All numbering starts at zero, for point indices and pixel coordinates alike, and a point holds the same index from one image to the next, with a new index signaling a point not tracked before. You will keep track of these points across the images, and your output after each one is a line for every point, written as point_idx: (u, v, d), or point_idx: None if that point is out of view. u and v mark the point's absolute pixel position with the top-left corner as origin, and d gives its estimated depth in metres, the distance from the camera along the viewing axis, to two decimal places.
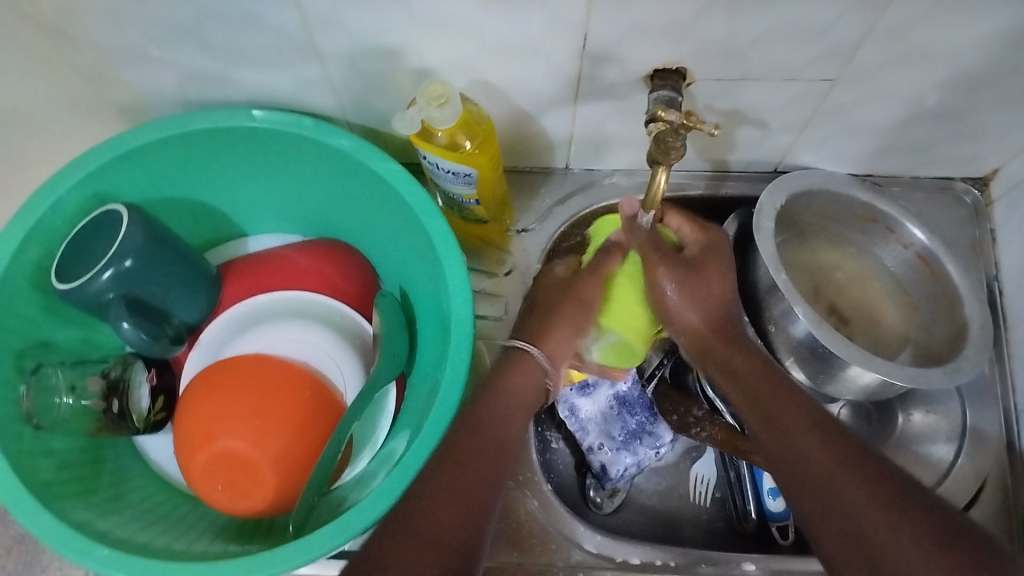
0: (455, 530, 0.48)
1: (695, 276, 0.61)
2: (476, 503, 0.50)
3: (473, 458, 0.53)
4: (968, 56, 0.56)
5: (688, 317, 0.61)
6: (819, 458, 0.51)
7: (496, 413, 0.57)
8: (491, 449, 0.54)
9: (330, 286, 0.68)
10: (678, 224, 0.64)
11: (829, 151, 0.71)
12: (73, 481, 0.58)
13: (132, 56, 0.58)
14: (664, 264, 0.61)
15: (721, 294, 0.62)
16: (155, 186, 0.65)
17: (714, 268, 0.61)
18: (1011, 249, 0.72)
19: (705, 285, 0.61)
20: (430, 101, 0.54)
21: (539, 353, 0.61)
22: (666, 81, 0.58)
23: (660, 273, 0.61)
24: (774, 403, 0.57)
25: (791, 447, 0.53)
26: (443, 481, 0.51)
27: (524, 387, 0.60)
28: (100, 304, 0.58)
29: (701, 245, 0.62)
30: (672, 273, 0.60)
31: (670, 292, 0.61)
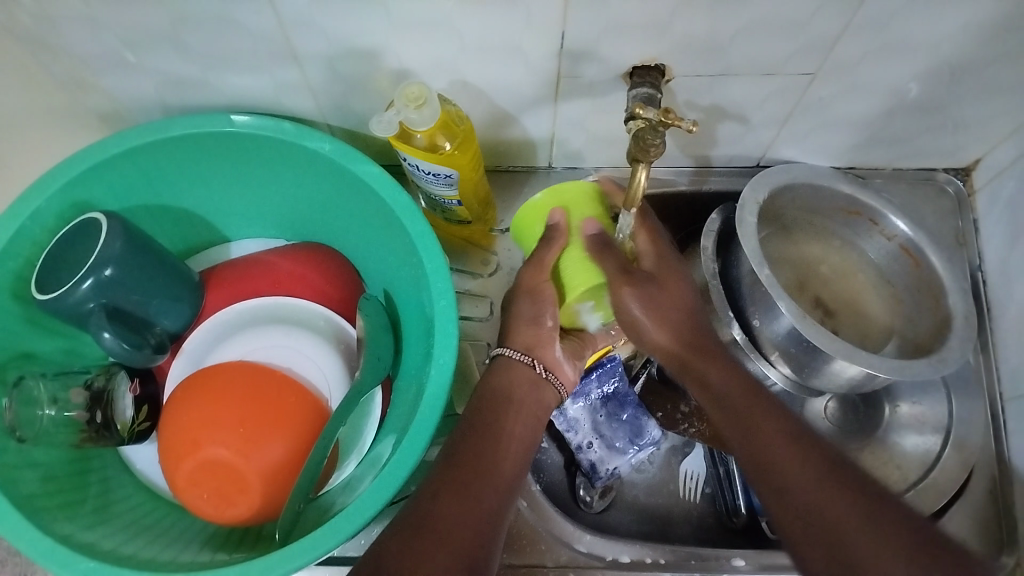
0: (467, 534, 0.50)
1: (659, 293, 0.58)
2: (482, 507, 0.52)
3: (477, 461, 0.55)
4: (949, 47, 0.56)
5: (656, 335, 0.58)
6: (807, 486, 0.50)
7: (494, 417, 0.58)
8: (494, 450, 0.56)
9: (315, 291, 0.68)
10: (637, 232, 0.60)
11: (811, 145, 0.71)
12: (58, 494, 0.58)
13: (110, 63, 0.57)
14: (631, 286, 0.56)
15: (682, 307, 0.59)
16: (135, 194, 0.64)
17: (670, 282, 0.60)
18: (994, 238, 0.72)
19: (666, 301, 0.58)
20: (409, 102, 0.54)
21: (522, 355, 0.60)
22: (644, 78, 0.57)
23: (625, 293, 0.56)
24: (752, 420, 0.55)
25: (776, 473, 0.52)
26: (449, 488, 0.52)
27: (517, 392, 0.60)
28: (81, 314, 0.58)
29: (655, 260, 0.60)
30: (639, 292, 0.56)
31: (636, 312, 0.57)
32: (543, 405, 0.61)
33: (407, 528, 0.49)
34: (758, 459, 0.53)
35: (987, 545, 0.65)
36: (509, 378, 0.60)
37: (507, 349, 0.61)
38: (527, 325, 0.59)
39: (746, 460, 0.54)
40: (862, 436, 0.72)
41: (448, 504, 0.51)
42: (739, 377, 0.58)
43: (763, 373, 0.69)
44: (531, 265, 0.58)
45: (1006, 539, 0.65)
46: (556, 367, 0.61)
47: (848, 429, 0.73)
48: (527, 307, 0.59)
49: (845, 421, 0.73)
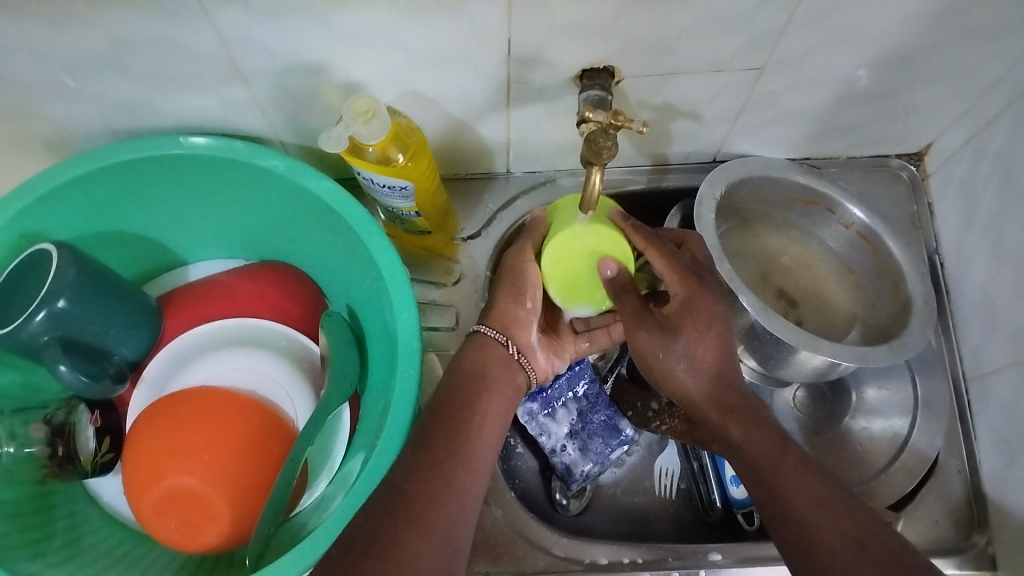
0: (443, 516, 0.49)
1: (675, 342, 0.56)
2: (457, 486, 0.51)
3: (451, 437, 0.54)
4: (892, 34, 0.57)
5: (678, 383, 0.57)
6: (798, 501, 0.51)
7: (466, 394, 0.57)
8: (467, 425, 0.55)
9: (274, 309, 0.67)
10: (661, 267, 0.57)
11: (765, 138, 0.71)
12: (22, 531, 0.56)
13: (52, 90, 0.56)
14: (645, 330, 0.55)
15: (712, 352, 0.56)
16: (85, 222, 0.63)
17: (693, 328, 0.55)
18: (948, 221, 0.73)
19: (691, 349, 0.56)
20: (357, 116, 0.53)
21: (496, 333, 0.61)
22: (594, 80, 0.58)
23: (640, 338, 0.56)
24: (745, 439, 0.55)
25: (779, 505, 0.51)
26: (421, 467, 0.51)
27: (491, 369, 0.60)
28: (35, 348, 0.57)
29: (681, 304, 0.56)
30: (653, 337, 0.55)
31: (654, 358, 0.56)
32: (515, 385, 0.61)
33: (381, 509, 0.48)
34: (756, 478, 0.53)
35: (958, 525, 0.66)
36: (480, 356, 0.60)
37: (483, 325, 0.61)
38: (510, 293, 0.60)
39: (751, 484, 0.54)
40: (832, 425, 0.73)
41: (423, 484, 0.50)
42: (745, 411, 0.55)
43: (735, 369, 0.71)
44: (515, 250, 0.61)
45: (977, 518, 0.66)
46: (529, 350, 0.62)
47: (817, 419, 0.74)
48: (509, 285, 0.60)
49: (814, 409, 0.74)
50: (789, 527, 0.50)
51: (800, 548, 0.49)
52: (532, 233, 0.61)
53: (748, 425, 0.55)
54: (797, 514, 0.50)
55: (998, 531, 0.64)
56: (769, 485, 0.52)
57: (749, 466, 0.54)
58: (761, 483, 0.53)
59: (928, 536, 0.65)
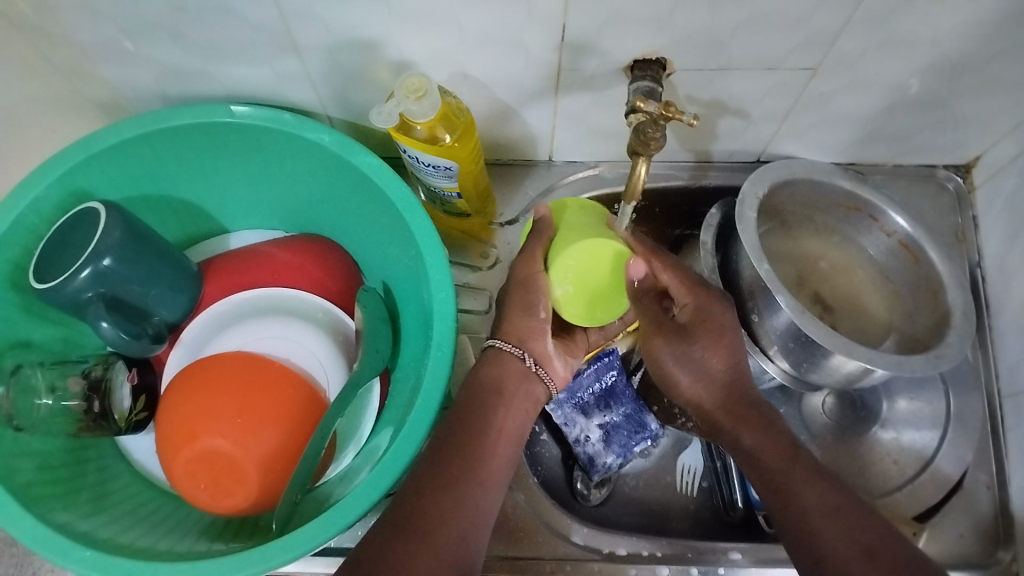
0: (451, 531, 0.50)
1: (688, 348, 0.56)
2: (469, 505, 0.52)
3: (467, 454, 0.54)
4: (949, 42, 0.56)
5: (693, 390, 0.58)
6: (807, 505, 0.52)
7: (482, 413, 0.56)
8: (483, 443, 0.55)
9: (313, 282, 0.68)
10: (669, 281, 0.57)
11: (812, 141, 0.70)
12: (56, 483, 0.58)
13: (110, 52, 0.57)
14: (658, 339, 0.57)
15: (725, 359, 0.57)
16: (132, 184, 0.64)
17: (707, 336, 0.56)
18: (993, 235, 0.72)
19: (705, 357, 0.56)
20: (409, 94, 0.54)
21: (512, 347, 0.58)
22: (645, 71, 0.57)
23: (656, 344, 0.57)
24: (761, 453, 0.55)
25: (795, 507, 0.52)
26: (435, 486, 0.52)
27: (507, 386, 0.58)
28: (78, 304, 0.58)
29: (692, 312, 0.56)
30: (666, 344, 0.57)
31: (670, 367, 0.58)
32: (533, 398, 0.60)
33: (393, 526, 0.50)
34: (770, 487, 0.54)
35: (983, 541, 0.65)
36: (497, 371, 0.58)
37: (498, 340, 0.59)
38: (522, 310, 0.57)
39: (764, 493, 0.54)
40: (860, 433, 0.72)
41: (435, 502, 0.51)
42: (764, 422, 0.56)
43: (761, 368, 0.70)
44: (523, 260, 0.57)
45: (1003, 535, 0.66)
46: (546, 361, 0.59)
47: (844, 427, 0.73)
48: (522, 298, 0.57)
49: (842, 415, 0.73)
50: (800, 530, 0.51)
51: (811, 555, 0.50)
52: (541, 234, 0.58)
53: (760, 433, 0.56)
54: (809, 519, 0.51)
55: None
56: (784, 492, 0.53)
57: (761, 469, 0.55)
58: (774, 489, 0.54)
59: (952, 550, 0.65)
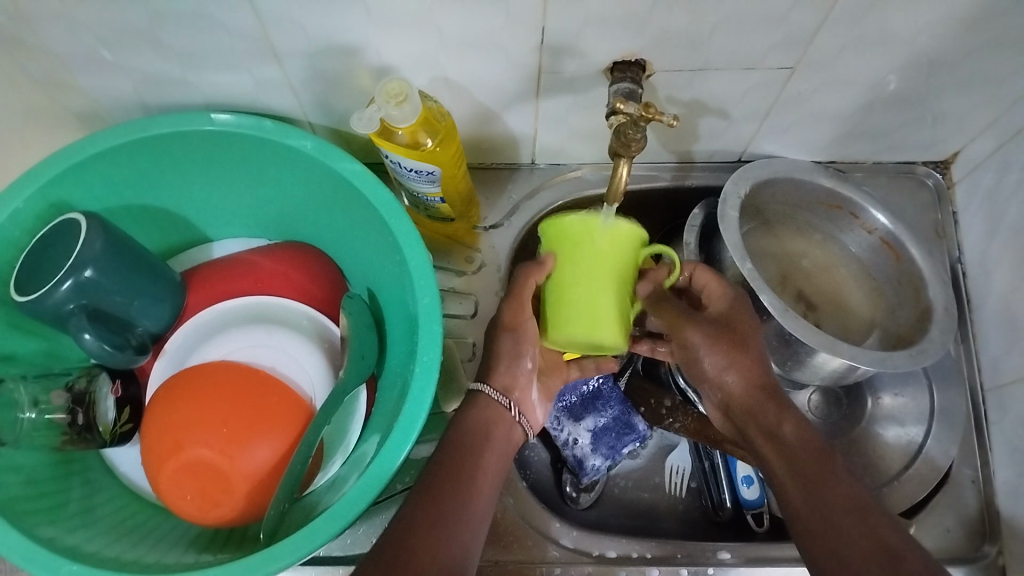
0: (444, 547, 0.50)
1: (731, 335, 0.56)
2: (456, 536, 0.51)
3: (459, 471, 0.55)
4: (925, 39, 0.57)
5: (731, 381, 0.56)
6: (837, 508, 0.51)
7: (471, 448, 0.56)
8: (469, 479, 0.54)
9: (297, 290, 0.68)
10: (707, 281, 0.59)
11: (792, 139, 0.71)
12: (41, 497, 0.57)
13: (89, 61, 0.57)
14: (694, 325, 0.56)
15: (759, 350, 0.57)
16: (113, 195, 0.64)
17: (746, 324, 0.57)
18: (973, 231, 0.73)
19: (750, 342, 0.56)
20: (389, 99, 0.54)
21: (500, 396, 0.59)
22: (625, 73, 0.58)
23: (692, 334, 0.56)
24: (795, 449, 0.54)
25: (821, 508, 0.52)
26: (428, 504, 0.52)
27: (492, 428, 0.58)
28: (60, 316, 0.57)
29: (728, 302, 0.58)
30: (705, 333, 0.56)
31: (709, 355, 0.56)
32: (512, 443, 0.60)
33: (399, 544, 0.49)
34: (800, 480, 0.53)
35: (969, 535, 0.66)
36: (481, 416, 0.58)
37: (484, 386, 0.59)
38: (506, 366, 0.59)
39: (792, 486, 0.53)
40: (846, 430, 0.72)
41: (431, 520, 0.51)
42: (799, 419, 0.56)
43: None
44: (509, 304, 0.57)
45: (988, 528, 0.66)
46: (528, 409, 0.61)
47: (830, 423, 0.73)
48: (508, 347, 0.58)
49: (827, 413, 0.73)
50: (826, 531, 0.51)
51: (834, 558, 0.49)
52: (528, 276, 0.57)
53: (800, 429, 0.55)
54: (838, 523, 0.50)
55: (1009, 542, 0.65)
56: (813, 491, 0.52)
57: (793, 463, 0.54)
58: (807, 483, 0.53)
59: (938, 544, 0.66)
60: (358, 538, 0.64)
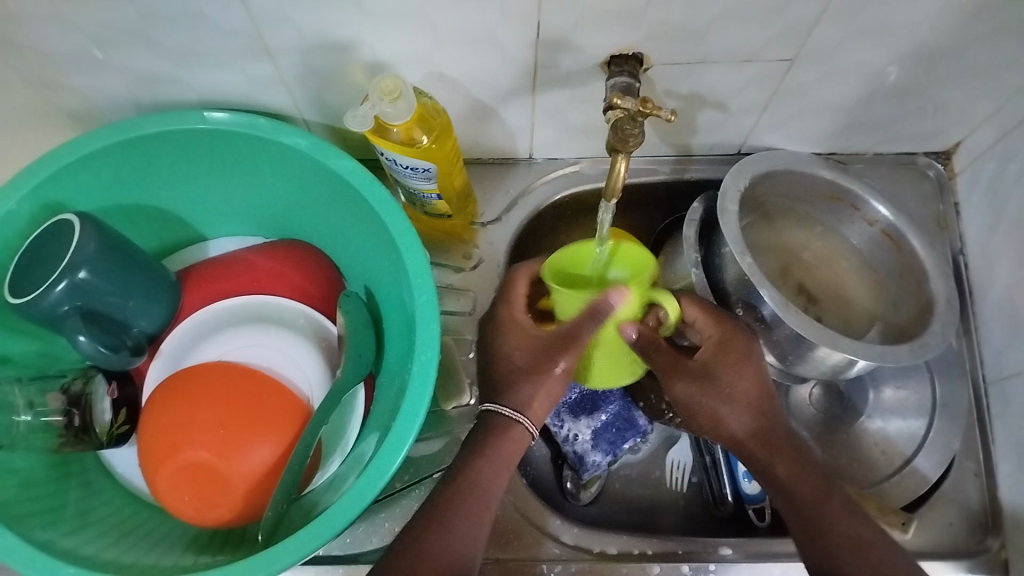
0: (444, 564, 0.51)
1: (715, 383, 0.56)
2: (456, 551, 0.52)
3: (463, 479, 0.54)
4: (924, 31, 0.56)
5: (729, 422, 0.56)
6: (844, 538, 0.53)
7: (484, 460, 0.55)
8: (478, 496, 0.54)
9: (294, 289, 0.68)
10: (696, 315, 0.58)
11: (792, 132, 0.70)
12: (38, 499, 0.57)
13: (80, 60, 0.56)
14: (676, 380, 0.56)
15: (749, 388, 0.57)
16: (107, 196, 0.63)
17: (732, 367, 0.56)
18: (974, 222, 0.72)
19: (733, 385, 0.56)
20: (383, 96, 0.53)
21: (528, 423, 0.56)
22: (623, 67, 0.57)
23: (679, 388, 0.56)
24: (793, 483, 0.55)
25: (827, 542, 0.53)
26: (425, 527, 0.52)
27: (507, 450, 0.56)
28: (55, 318, 0.57)
29: (714, 346, 0.57)
30: (689, 384, 0.56)
31: (694, 403, 0.57)
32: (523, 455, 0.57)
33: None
34: (801, 517, 0.54)
35: (972, 529, 0.66)
36: (495, 437, 0.56)
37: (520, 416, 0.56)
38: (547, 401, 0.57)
39: (795, 525, 0.54)
40: (849, 424, 0.72)
41: (427, 540, 0.51)
42: (794, 456, 0.56)
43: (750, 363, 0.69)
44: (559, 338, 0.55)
45: (991, 522, 0.66)
46: None
47: (833, 417, 0.73)
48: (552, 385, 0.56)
49: (829, 407, 0.73)
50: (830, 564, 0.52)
51: None
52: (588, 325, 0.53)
53: (794, 468, 0.56)
54: (841, 556, 0.52)
55: (1012, 535, 0.64)
56: (815, 526, 0.53)
57: (793, 504, 0.55)
58: (806, 524, 0.54)
59: (939, 538, 0.65)
60: (357, 537, 0.63)
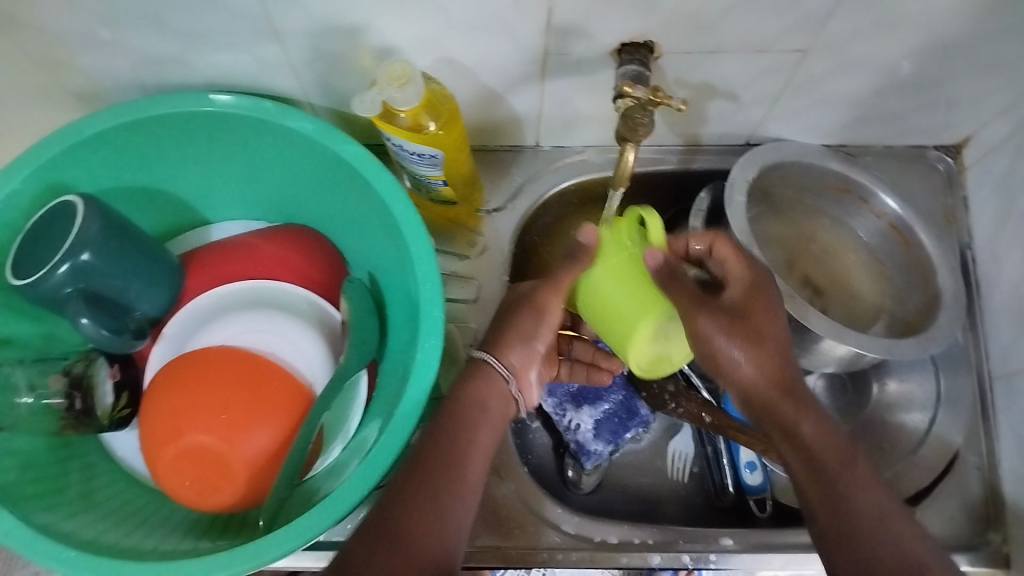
0: (440, 510, 0.50)
1: (743, 325, 0.52)
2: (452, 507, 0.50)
3: (445, 427, 0.54)
4: (941, 24, 0.56)
5: (749, 370, 0.53)
6: (864, 505, 0.51)
7: (467, 416, 0.55)
8: (465, 447, 0.53)
9: (298, 274, 0.67)
10: (726, 256, 0.56)
11: (801, 123, 0.70)
12: (39, 481, 0.57)
13: (85, 40, 0.55)
14: (706, 316, 0.51)
15: (775, 337, 0.53)
16: (111, 177, 0.63)
17: (761, 312, 0.53)
18: (984, 217, 0.71)
19: (760, 330, 0.52)
20: (392, 81, 0.53)
21: (505, 370, 0.58)
22: (634, 54, 0.56)
23: (704, 326, 0.51)
24: (814, 442, 0.53)
25: (843, 505, 0.51)
26: (424, 485, 0.50)
27: (488, 400, 0.57)
28: (57, 300, 0.57)
29: (744, 285, 0.54)
30: (716, 322, 0.51)
31: (723, 346, 0.51)
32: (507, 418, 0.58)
33: (392, 519, 0.48)
34: (816, 476, 0.52)
35: (974, 523, 0.66)
36: (480, 382, 0.57)
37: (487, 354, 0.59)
38: (520, 341, 0.59)
39: (810, 485, 0.52)
40: (853, 416, 0.72)
41: (430, 500, 0.49)
42: (821, 414, 0.53)
43: None
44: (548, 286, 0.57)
45: (993, 516, 0.66)
46: (527, 389, 0.60)
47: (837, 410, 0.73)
48: (526, 325, 0.58)
49: (834, 399, 0.73)
50: (844, 530, 0.50)
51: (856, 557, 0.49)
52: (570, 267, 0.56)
53: (822, 426, 0.53)
54: (856, 521, 0.50)
55: (1014, 530, 0.64)
56: (833, 488, 0.51)
57: (812, 464, 0.52)
58: (826, 481, 0.52)
59: (941, 531, 0.65)
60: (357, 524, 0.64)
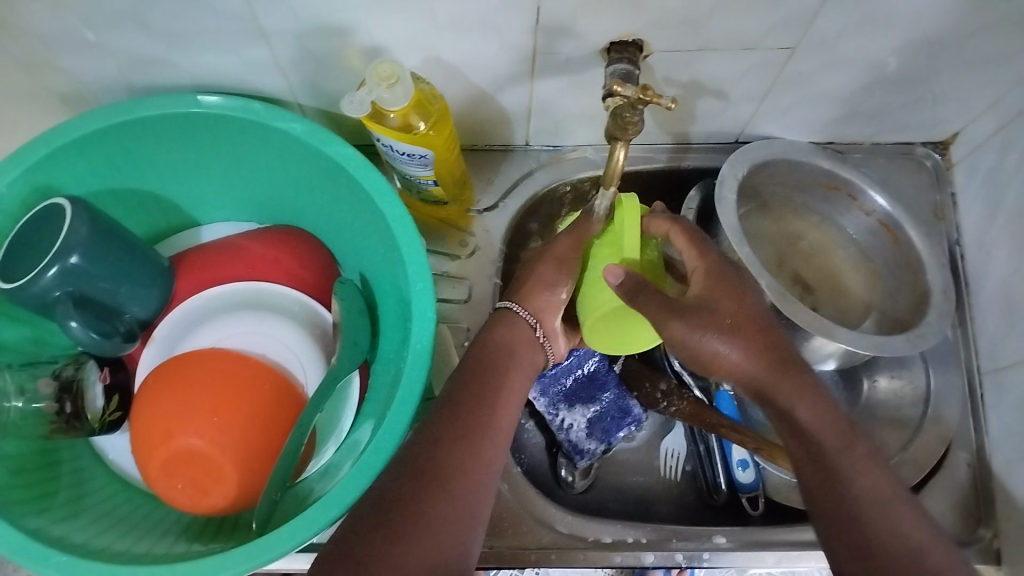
0: (471, 463, 0.51)
1: (711, 317, 0.52)
2: (482, 458, 0.52)
3: (472, 377, 0.56)
4: (926, 21, 0.56)
5: (735, 358, 0.52)
6: (866, 488, 0.51)
7: (498, 363, 0.57)
8: (492, 403, 0.55)
9: (289, 276, 0.67)
10: (683, 247, 0.55)
11: (790, 121, 0.70)
12: (30, 486, 0.56)
13: (70, 42, 0.55)
14: (678, 319, 0.50)
15: (749, 321, 0.53)
16: (99, 179, 0.62)
17: (725, 300, 0.53)
18: (972, 213, 0.72)
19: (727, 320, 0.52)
20: (381, 81, 0.53)
21: (528, 315, 0.59)
22: (622, 53, 0.56)
23: (676, 330, 0.51)
24: (815, 423, 0.52)
25: (842, 485, 0.51)
26: (454, 440, 0.51)
27: (518, 347, 0.58)
28: (45, 303, 0.56)
29: (703, 276, 0.54)
30: (686, 325, 0.51)
31: (703, 343, 0.51)
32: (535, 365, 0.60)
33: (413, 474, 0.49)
34: (816, 453, 0.52)
35: (964, 519, 0.66)
36: (508, 332, 0.59)
37: (513, 304, 0.60)
38: (543, 290, 0.59)
39: (810, 467, 0.52)
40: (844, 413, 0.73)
41: (459, 470, 0.50)
42: (818, 393, 0.53)
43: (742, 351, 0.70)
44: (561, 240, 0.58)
45: (983, 511, 0.66)
46: (552, 336, 0.61)
47: None
48: (548, 273, 0.59)
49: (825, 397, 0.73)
50: (846, 512, 0.50)
51: (854, 543, 0.49)
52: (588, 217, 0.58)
53: (816, 407, 0.52)
54: (859, 502, 0.50)
55: (1003, 526, 0.64)
56: (831, 469, 0.51)
57: (813, 446, 0.52)
58: (827, 463, 0.51)
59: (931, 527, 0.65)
60: None
